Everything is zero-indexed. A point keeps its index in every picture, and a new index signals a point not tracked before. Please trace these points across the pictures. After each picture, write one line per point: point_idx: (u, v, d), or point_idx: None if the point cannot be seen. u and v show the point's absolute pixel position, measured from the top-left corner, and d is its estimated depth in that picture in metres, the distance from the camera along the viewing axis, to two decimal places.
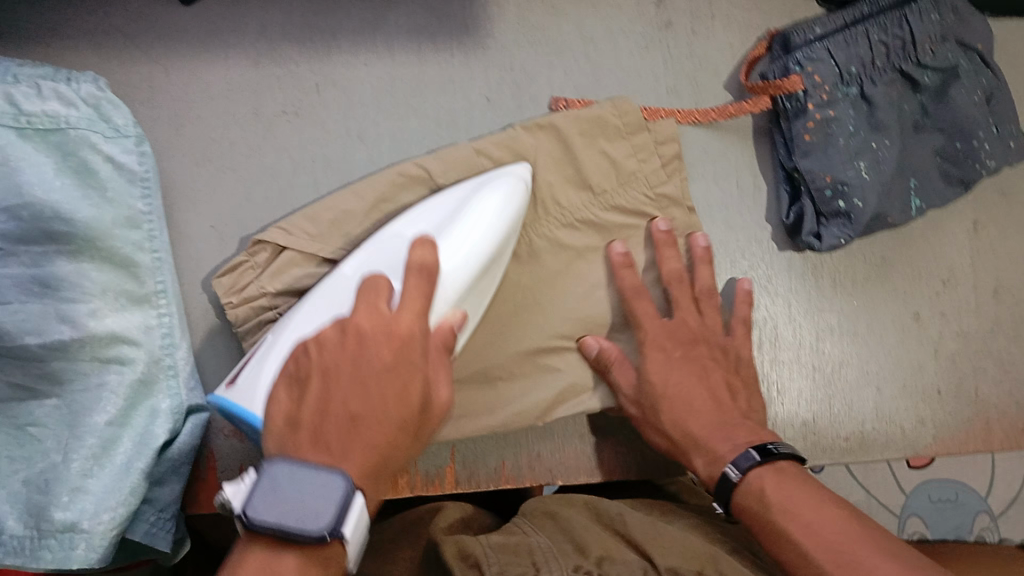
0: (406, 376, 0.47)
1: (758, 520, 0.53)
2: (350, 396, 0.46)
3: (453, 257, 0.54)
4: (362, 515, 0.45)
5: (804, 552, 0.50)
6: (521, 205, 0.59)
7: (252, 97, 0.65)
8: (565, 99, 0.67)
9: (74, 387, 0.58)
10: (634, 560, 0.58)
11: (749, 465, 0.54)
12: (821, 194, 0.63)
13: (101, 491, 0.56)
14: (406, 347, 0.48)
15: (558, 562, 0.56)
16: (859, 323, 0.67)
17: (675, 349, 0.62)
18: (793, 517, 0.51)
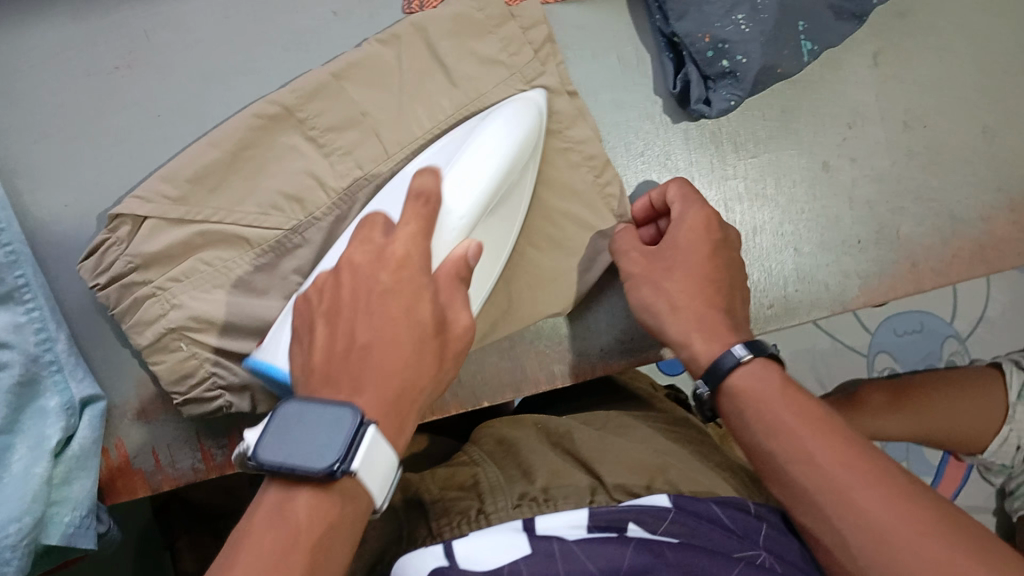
0: (409, 293, 0.46)
1: (746, 413, 0.49)
2: (366, 334, 0.45)
3: (460, 191, 0.51)
4: (379, 446, 0.42)
5: (787, 470, 0.47)
6: (526, 133, 0.55)
7: (80, 57, 0.61)
8: (419, 0, 0.62)
9: None
10: (580, 478, 0.56)
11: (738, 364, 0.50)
12: (703, 57, 0.59)
13: (2, 504, 0.53)
14: (404, 275, 0.47)
15: (500, 497, 0.55)
16: (767, 184, 0.64)
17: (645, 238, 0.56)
18: (785, 415, 0.48)
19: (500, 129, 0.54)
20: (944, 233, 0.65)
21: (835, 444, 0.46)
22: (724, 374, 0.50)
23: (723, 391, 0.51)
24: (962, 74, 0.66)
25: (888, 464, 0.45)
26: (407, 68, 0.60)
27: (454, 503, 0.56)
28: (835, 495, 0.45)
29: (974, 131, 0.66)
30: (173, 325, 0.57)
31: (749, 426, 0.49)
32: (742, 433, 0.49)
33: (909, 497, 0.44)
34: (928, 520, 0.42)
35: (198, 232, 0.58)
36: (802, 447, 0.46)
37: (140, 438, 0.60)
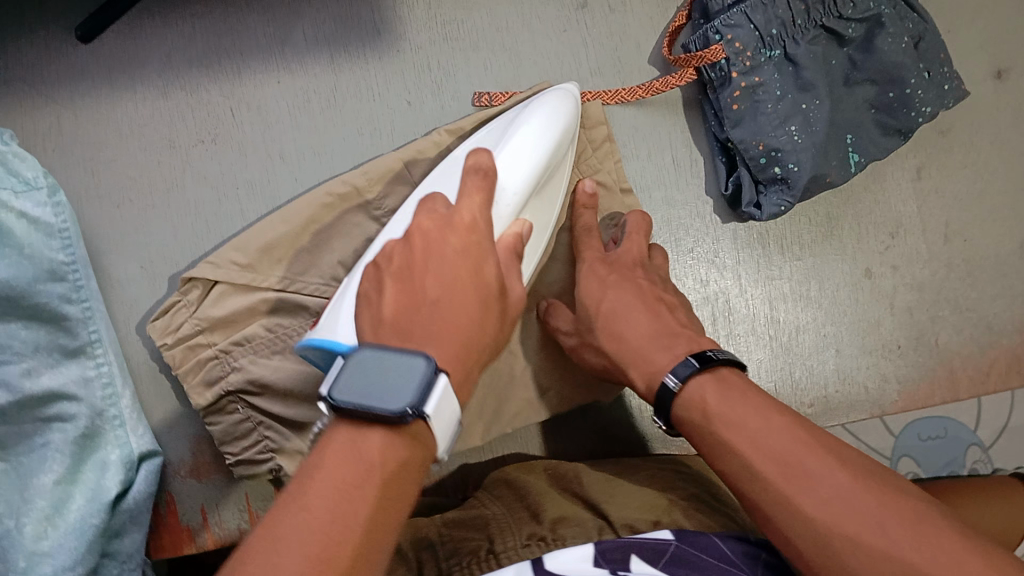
0: (475, 255, 0.47)
1: (699, 431, 0.49)
2: (433, 283, 0.45)
3: (513, 167, 0.53)
4: (449, 390, 0.41)
5: (746, 463, 0.46)
6: (572, 108, 0.59)
7: (165, 129, 0.64)
8: (487, 93, 0.65)
9: (20, 449, 0.57)
10: (587, 520, 0.57)
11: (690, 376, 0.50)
12: (756, 162, 0.62)
13: (58, 552, 0.55)
14: (473, 239, 0.48)
15: (511, 536, 0.55)
16: (810, 286, 0.66)
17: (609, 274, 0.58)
18: (731, 431, 0.47)
19: (546, 104, 0.57)
20: (981, 343, 0.68)
21: (778, 450, 0.45)
22: (671, 401, 0.51)
23: (677, 416, 0.51)
24: (1000, 191, 0.69)
25: (838, 458, 0.45)
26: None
27: (462, 542, 0.57)
28: (788, 479, 0.44)
29: (1011, 246, 0.69)
30: (233, 388, 0.60)
31: (706, 425, 0.49)
32: (701, 438, 0.49)
33: (855, 493, 0.43)
34: (873, 514, 0.42)
35: (263, 299, 0.61)
36: (749, 460, 0.46)
37: (193, 493, 0.62)
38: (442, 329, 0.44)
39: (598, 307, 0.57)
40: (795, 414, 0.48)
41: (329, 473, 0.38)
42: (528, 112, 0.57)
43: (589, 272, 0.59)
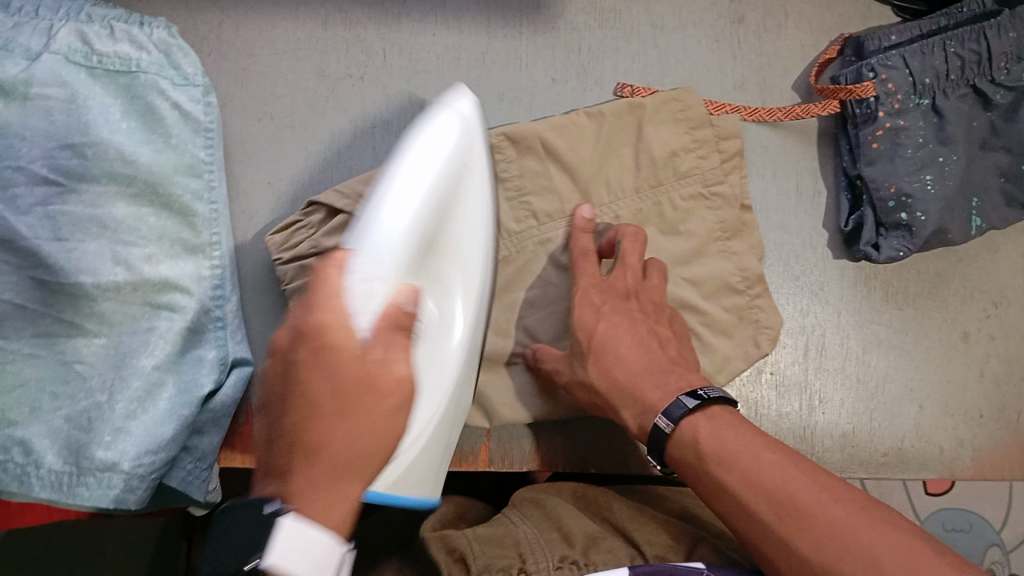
0: (333, 353, 0.41)
1: (692, 470, 0.50)
2: (297, 414, 0.42)
3: (377, 239, 0.46)
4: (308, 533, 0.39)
5: (741, 502, 0.47)
6: (459, 134, 0.52)
7: (317, 58, 0.65)
8: (630, 86, 0.66)
9: (124, 328, 0.58)
10: (619, 547, 0.56)
11: (685, 413, 0.51)
12: (883, 204, 0.62)
13: (141, 434, 0.57)
14: (317, 341, 0.42)
15: (543, 556, 0.53)
16: (905, 338, 0.67)
17: (605, 303, 0.59)
18: (725, 471, 0.48)
19: (409, 144, 0.50)
20: None
21: (769, 485, 0.47)
22: (664, 444, 0.52)
23: (671, 456, 0.52)
24: None
25: (829, 488, 0.46)
26: (610, 144, 0.64)
27: (494, 558, 0.54)
28: (785, 513, 0.46)
29: None
30: None
31: (698, 466, 0.50)
32: (695, 480, 0.50)
33: (844, 521, 0.44)
34: (864, 542, 0.43)
35: None
36: (746, 497, 0.47)
37: None
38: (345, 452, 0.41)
39: (592, 339, 0.57)
40: (781, 444, 0.50)
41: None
42: (407, 146, 0.50)
43: (580, 304, 0.59)
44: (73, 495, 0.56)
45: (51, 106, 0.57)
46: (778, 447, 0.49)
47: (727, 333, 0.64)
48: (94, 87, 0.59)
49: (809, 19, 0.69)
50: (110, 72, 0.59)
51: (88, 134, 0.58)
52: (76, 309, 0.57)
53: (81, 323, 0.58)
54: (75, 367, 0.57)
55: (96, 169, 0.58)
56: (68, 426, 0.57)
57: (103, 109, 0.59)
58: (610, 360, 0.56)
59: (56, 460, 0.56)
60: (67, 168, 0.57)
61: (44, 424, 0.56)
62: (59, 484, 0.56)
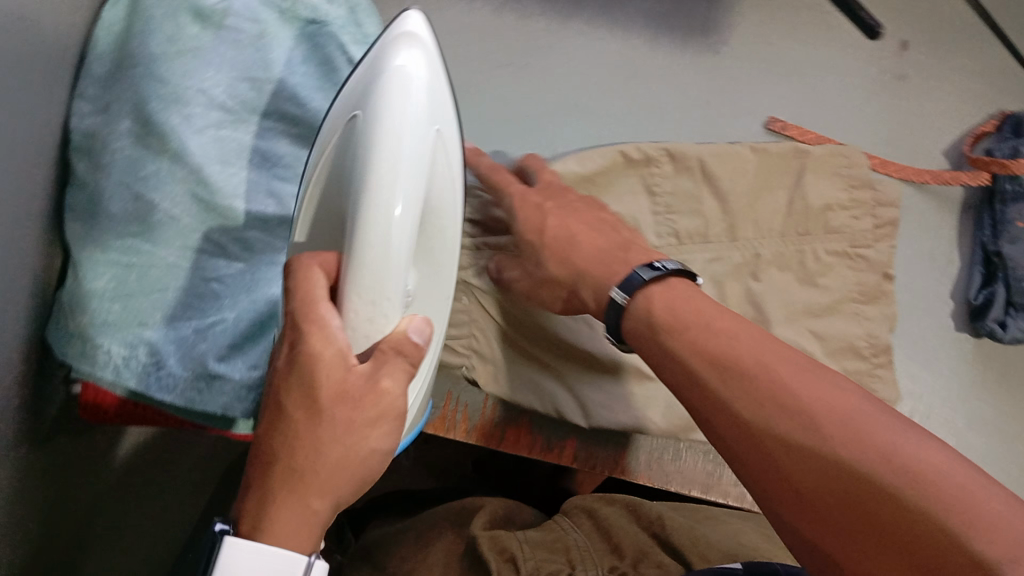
0: (318, 372, 0.40)
1: (686, 373, 0.44)
2: (269, 439, 0.40)
3: (353, 261, 0.40)
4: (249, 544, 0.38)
5: (735, 407, 0.41)
6: (413, 73, 0.40)
7: (484, 41, 0.68)
8: (782, 121, 0.68)
9: (263, 257, 0.63)
10: (671, 565, 0.56)
11: (646, 282, 0.49)
12: (1019, 285, 0.63)
13: (259, 355, 0.62)
14: (298, 360, 0.40)
15: (592, 564, 0.55)
16: (1010, 422, 0.66)
17: (549, 201, 0.56)
18: (715, 349, 0.43)
19: (383, 102, 0.39)
20: None
21: (772, 389, 0.40)
22: (620, 315, 0.49)
23: (632, 330, 0.48)
24: None
25: (852, 400, 0.38)
26: (769, 178, 0.65)
27: (542, 560, 0.54)
28: (781, 402, 0.39)
29: None
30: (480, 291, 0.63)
31: (675, 350, 0.45)
32: (671, 371, 0.45)
33: (855, 418, 0.37)
34: (867, 434, 0.36)
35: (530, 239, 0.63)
36: (737, 411, 0.41)
37: None
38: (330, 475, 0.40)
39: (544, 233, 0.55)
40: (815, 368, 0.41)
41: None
42: (379, 108, 0.39)
43: (524, 204, 0.56)
44: (190, 401, 0.59)
45: (242, 37, 0.61)
46: (769, 347, 0.42)
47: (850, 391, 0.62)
48: (283, 30, 0.63)
49: (972, 90, 0.69)
50: (298, 18, 0.63)
51: (268, 71, 0.62)
52: (226, 232, 0.61)
53: (225, 245, 0.61)
54: (213, 284, 0.61)
55: (270, 106, 0.62)
56: (195, 335, 0.60)
57: (286, 52, 0.63)
58: (566, 244, 0.54)
59: (177, 367, 0.59)
60: (244, 100, 0.61)
61: (174, 329, 0.60)
62: (177, 387, 0.59)
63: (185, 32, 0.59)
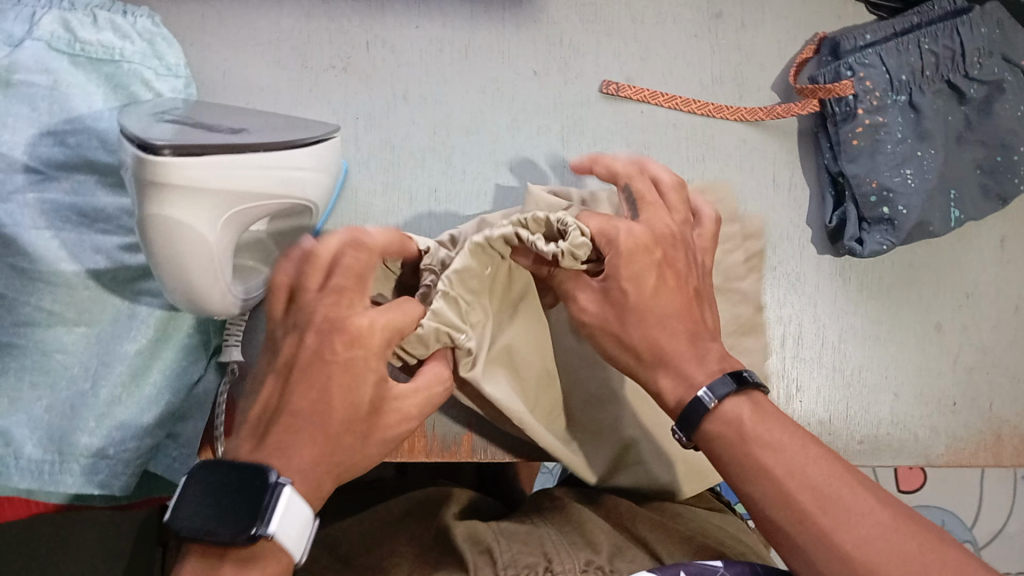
0: (355, 376, 0.43)
1: (730, 455, 0.43)
2: (311, 403, 0.43)
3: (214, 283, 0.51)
4: (298, 499, 0.40)
5: (787, 493, 0.41)
6: (177, 220, 0.42)
7: (301, 49, 0.65)
8: (616, 83, 0.67)
9: (105, 317, 0.58)
10: (644, 560, 0.50)
11: (728, 392, 0.44)
12: (866, 200, 0.63)
13: (128, 419, 0.57)
14: (312, 357, 0.43)
15: (566, 557, 0.48)
16: (881, 328, 0.68)
17: (655, 254, 0.48)
18: (770, 456, 0.42)
19: (158, 248, 0.44)
20: None
21: (819, 478, 0.41)
22: (701, 417, 0.44)
23: (703, 432, 0.44)
24: None
25: (884, 499, 0.40)
26: None
27: (519, 556, 0.48)
28: (833, 510, 0.40)
29: None
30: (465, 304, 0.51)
31: (736, 450, 0.43)
32: (730, 465, 0.43)
33: (902, 538, 0.38)
34: (918, 561, 0.38)
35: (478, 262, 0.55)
36: (777, 483, 0.41)
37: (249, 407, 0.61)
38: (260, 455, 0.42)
39: (624, 322, 0.47)
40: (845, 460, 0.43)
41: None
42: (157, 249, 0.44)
43: (635, 243, 0.47)
44: (55, 483, 0.55)
45: (35, 93, 0.57)
46: (802, 436, 0.43)
47: (744, 334, 0.63)
48: (76, 74, 0.59)
49: (786, 17, 0.71)
50: (93, 60, 0.60)
51: (70, 122, 0.58)
52: (56, 298, 0.56)
53: (60, 312, 0.57)
54: (55, 356, 0.56)
55: (76, 158, 0.58)
56: (49, 415, 0.56)
57: (86, 97, 0.59)
58: (657, 321, 0.46)
59: (36, 450, 0.55)
60: (48, 158, 0.57)
61: (24, 413, 0.56)
62: (38, 472, 0.55)
63: None
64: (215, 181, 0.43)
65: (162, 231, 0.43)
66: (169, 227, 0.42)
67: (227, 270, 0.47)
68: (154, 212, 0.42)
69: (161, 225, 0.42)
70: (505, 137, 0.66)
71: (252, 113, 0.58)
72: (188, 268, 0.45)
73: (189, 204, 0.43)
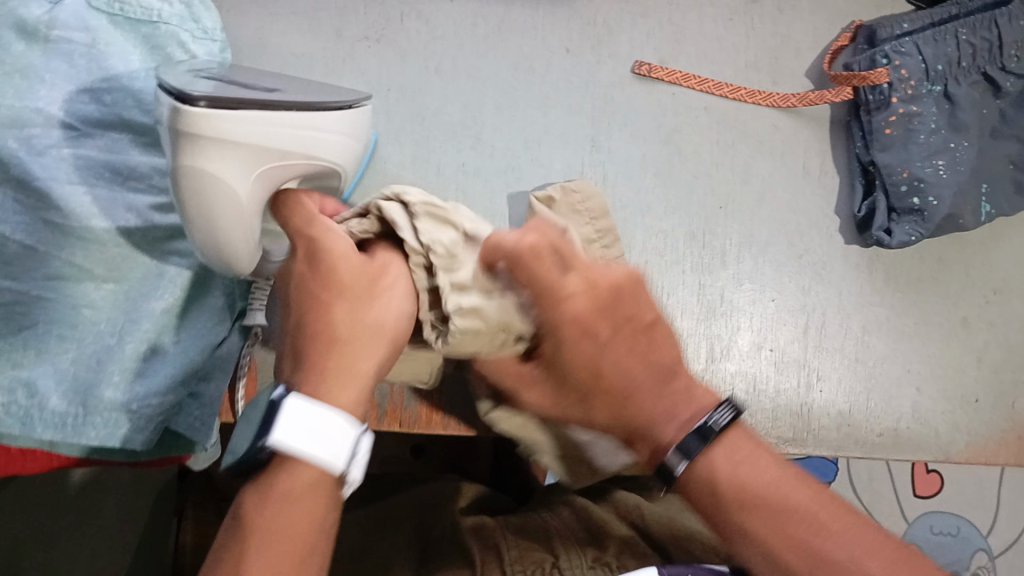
0: (352, 293, 0.47)
1: (718, 511, 0.42)
2: (321, 321, 0.46)
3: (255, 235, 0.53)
4: (314, 409, 0.42)
5: (769, 546, 0.41)
6: (209, 171, 0.43)
7: (337, 18, 0.66)
8: (648, 64, 0.67)
9: (134, 275, 0.58)
10: (647, 555, 0.53)
11: (726, 423, 0.42)
12: (896, 189, 0.63)
13: (152, 375, 0.58)
14: (313, 289, 0.47)
15: (574, 555, 0.51)
16: (907, 321, 0.67)
17: (612, 320, 0.42)
18: (756, 514, 0.41)
19: (190, 200, 0.45)
20: None
21: (802, 513, 0.41)
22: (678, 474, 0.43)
23: (688, 487, 0.43)
24: None
25: (860, 523, 0.41)
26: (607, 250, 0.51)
27: (527, 552, 0.52)
28: (814, 551, 0.40)
29: None
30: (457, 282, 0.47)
31: (711, 496, 0.42)
32: (720, 522, 0.42)
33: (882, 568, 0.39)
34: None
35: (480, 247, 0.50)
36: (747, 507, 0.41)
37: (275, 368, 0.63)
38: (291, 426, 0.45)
39: (599, 376, 0.43)
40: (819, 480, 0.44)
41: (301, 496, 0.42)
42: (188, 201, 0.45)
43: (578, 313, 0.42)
44: (79, 435, 0.56)
45: (73, 50, 0.58)
46: (791, 473, 0.43)
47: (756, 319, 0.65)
48: (115, 34, 0.60)
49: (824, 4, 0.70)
50: (131, 20, 0.61)
51: (106, 80, 0.58)
52: (88, 253, 0.57)
53: (90, 267, 0.57)
54: (83, 311, 0.57)
55: (112, 117, 0.58)
56: (75, 368, 0.56)
57: (123, 57, 0.59)
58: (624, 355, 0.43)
59: (61, 402, 0.56)
60: (84, 114, 0.58)
61: (51, 366, 0.56)
62: (63, 424, 0.56)
63: (12, 50, 0.57)
64: (248, 135, 0.43)
65: (194, 181, 0.43)
66: (202, 178, 0.43)
67: (256, 228, 0.48)
68: (189, 166, 0.43)
69: (194, 176, 0.43)
70: (536, 113, 0.67)
71: (287, 78, 0.58)
72: (217, 222, 0.45)
73: (221, 156, 0.43)
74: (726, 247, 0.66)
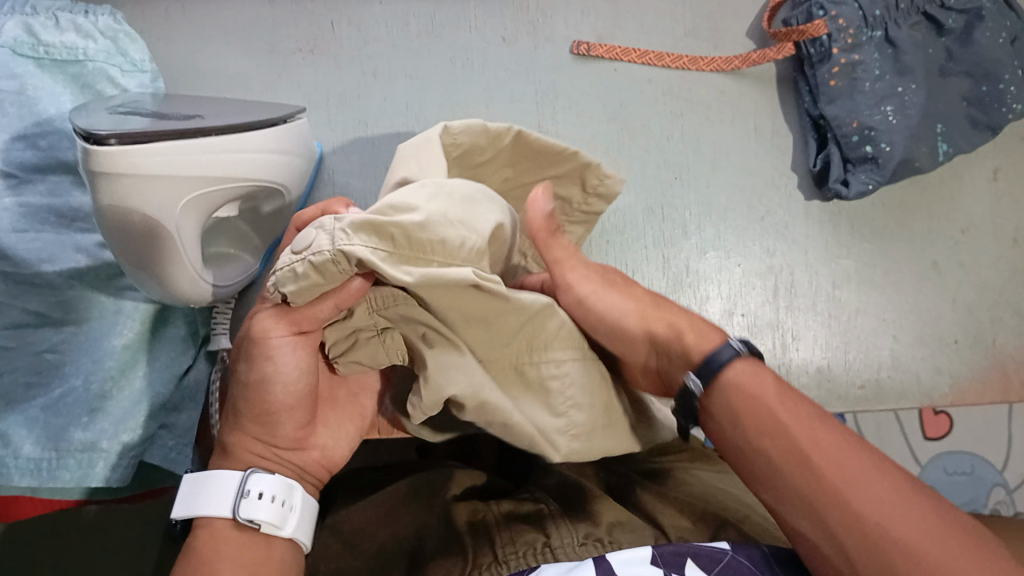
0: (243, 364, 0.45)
1: (735, 437, 0.39)
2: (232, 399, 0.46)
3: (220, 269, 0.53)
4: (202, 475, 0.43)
5: (787, 465, 0.37)
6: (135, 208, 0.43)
7: (268, 34, 0.65)
8: (586, 43, 0.67)
9: (92, 317, 0.59)
10: (644, 528, 0.49)
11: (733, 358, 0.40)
12: (848, 140, 0.62)
13: (121, 412, 0.58)
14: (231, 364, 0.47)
15: (566, 531, 0.47)
16: (877, 270, 0.67)
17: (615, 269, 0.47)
18: (773, 433, 0.38)
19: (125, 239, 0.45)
20: None
21: (830, 445, 0.37)
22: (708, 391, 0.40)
23: (710, 410, 0.40)
24: None
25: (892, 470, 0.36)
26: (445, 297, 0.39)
27: (520, 534, 0.48)
28: (834, 480, 0.36)
29: None
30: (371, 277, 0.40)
31: (739, 429, 0.39)
32: (732, 440, 0.39)
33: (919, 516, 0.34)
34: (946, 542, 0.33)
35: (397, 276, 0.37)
36: (790, 459, 0.37)
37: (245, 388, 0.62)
38: (237, 444, 0.45)
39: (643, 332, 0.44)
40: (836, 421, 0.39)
41: (227, 554, 0.41)
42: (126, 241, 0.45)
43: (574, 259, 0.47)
44: (54, 479, 0.56)
45: (3, 98, 0.58)
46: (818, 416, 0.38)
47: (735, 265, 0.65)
48: (43, 77, 0.59)
49: None
50: (58, 62, 0.60)
51: (39, 124, 0.58)
52: (44, 298, 0.57)
53: (50, 313, 0.57)
54: (48, 357, 0.57)
55: (50, 160, 0.58)
56: (44, 414, 0.57)
57: (54, 99, 0.59)
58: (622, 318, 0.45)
59: (33, 448, 0.56)
60: (23, 161, 0.58)
61: (20, 415, 0.56)
62: (38, 470, 0.56)
63: None
64: (167, 167, 0.43)
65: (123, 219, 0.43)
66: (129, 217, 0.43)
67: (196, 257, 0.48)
68: (107, 204, 0.43)
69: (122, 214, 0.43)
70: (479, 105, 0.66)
71: (220, 100, 0.58)
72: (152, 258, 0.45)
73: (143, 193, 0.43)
74: (686, 218, 0.66)
